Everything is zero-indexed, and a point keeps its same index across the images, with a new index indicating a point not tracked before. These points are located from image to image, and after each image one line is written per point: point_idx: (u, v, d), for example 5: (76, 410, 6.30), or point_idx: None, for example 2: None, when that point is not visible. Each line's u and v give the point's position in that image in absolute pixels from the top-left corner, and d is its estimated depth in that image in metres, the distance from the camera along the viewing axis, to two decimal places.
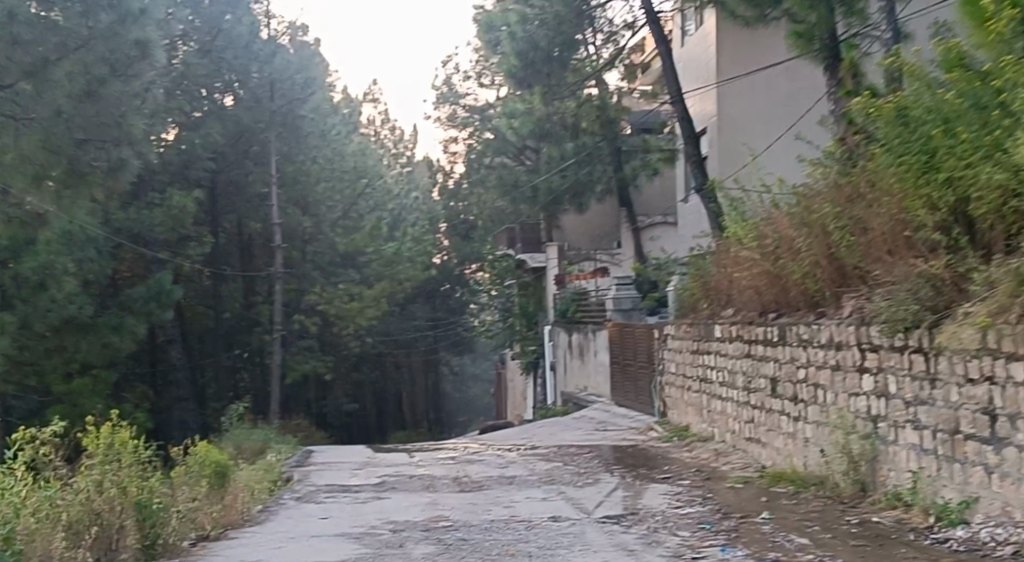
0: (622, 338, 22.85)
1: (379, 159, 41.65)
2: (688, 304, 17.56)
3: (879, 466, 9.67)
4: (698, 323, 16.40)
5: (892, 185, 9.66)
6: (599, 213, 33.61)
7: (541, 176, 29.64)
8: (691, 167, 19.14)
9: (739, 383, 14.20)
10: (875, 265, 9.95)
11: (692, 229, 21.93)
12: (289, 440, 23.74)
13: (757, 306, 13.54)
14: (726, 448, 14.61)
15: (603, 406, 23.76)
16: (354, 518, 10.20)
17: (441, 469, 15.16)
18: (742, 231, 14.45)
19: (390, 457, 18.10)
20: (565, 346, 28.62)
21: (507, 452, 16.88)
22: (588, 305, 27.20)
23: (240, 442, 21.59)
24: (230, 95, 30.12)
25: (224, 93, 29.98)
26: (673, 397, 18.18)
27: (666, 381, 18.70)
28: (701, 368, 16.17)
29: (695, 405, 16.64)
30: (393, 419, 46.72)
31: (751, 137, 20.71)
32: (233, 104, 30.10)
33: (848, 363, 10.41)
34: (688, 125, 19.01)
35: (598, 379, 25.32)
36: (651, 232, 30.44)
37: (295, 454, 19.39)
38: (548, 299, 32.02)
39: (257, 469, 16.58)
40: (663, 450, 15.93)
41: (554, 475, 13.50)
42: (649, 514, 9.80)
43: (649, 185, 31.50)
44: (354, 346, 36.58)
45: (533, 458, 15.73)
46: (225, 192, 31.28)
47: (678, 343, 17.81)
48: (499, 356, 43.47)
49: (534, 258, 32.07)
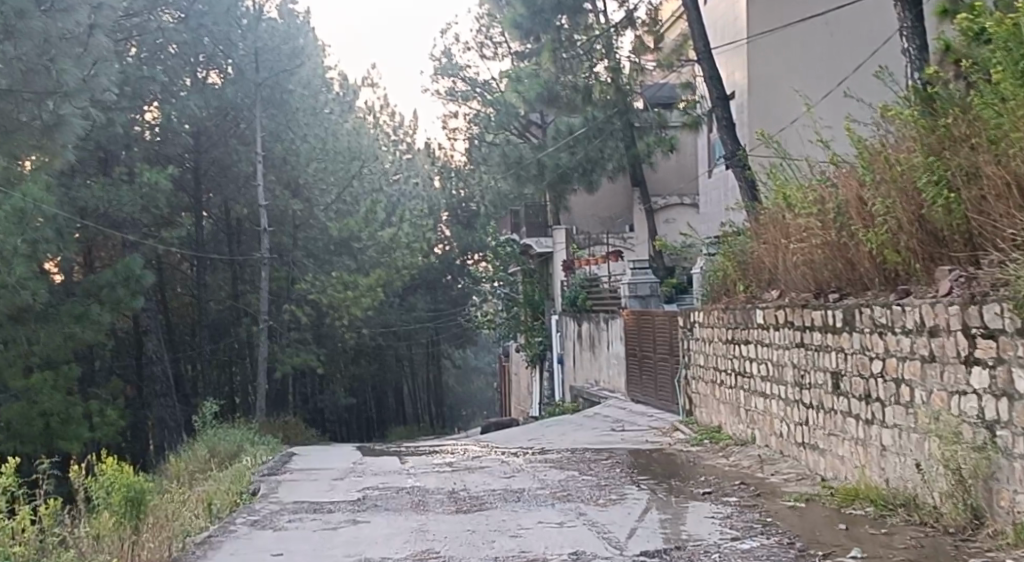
0: (639, 328, 20.62)
1: (376, 141, 39.27)
2: (720, 286, 15.34)
3: (999, 487, 7.48)
4: (733, 308, 14.21)
5: (1022, 120, 7.50)
6: (610, 192, 30.67)
7: (547, 153, 27.46)
8: (721, 134, 16.92)
9: (788, 377, 11.99)
10: (995, 225, 7.78)
11: (721, 204, 19.77)
12: (271, 441, 21.61)
13: (811, 287, 11.34)
14: (771, 455, 12.39)
15: (618, 402, 21.56)
16: (318, 555, 8.06)
17: (434, 478, 13.00)
18: (793, 199, 12.28)
19: (379, 463, 15.93)
20: (575, 337, 26.44)
21: (513, 458, 14.70)
22: (600, 293, 25.00)
23: (213, 445, 19.44)
24: (216, 71, 28.20)
25: (209, 69, 28.12)
26: (702, 393, 15.97)
27: (692, 376, 16.50)
28: (738, 361, 13.95)
29: (730, 402, 14.41)
30: (394, 414, 44.54)
31: (789, 98, 18.66)
32: (220, 81, 28.12)
33: (945, 353, 8.18)
34: (717, 86, 16.73)
35: (612, 373, 23.13)
36: (667, 214, 28.63)
37: (273, 460, 17.22)
38: (556, 286, 29.81)
39: (224, 480, 14.44)
40: (694, 455, 13.73)
41: (569, 488, 11.33)
42: (700, 551, 7.68)
43: (668, 162, 29.20)
44: (349, 338, 34.42)
45: (541, 465, 13.57)
46: (208, 172, 29.08)
47: (708, 332, 15.55)
48: (503, 349, 41.17)
49: (540, 242, 30.20)
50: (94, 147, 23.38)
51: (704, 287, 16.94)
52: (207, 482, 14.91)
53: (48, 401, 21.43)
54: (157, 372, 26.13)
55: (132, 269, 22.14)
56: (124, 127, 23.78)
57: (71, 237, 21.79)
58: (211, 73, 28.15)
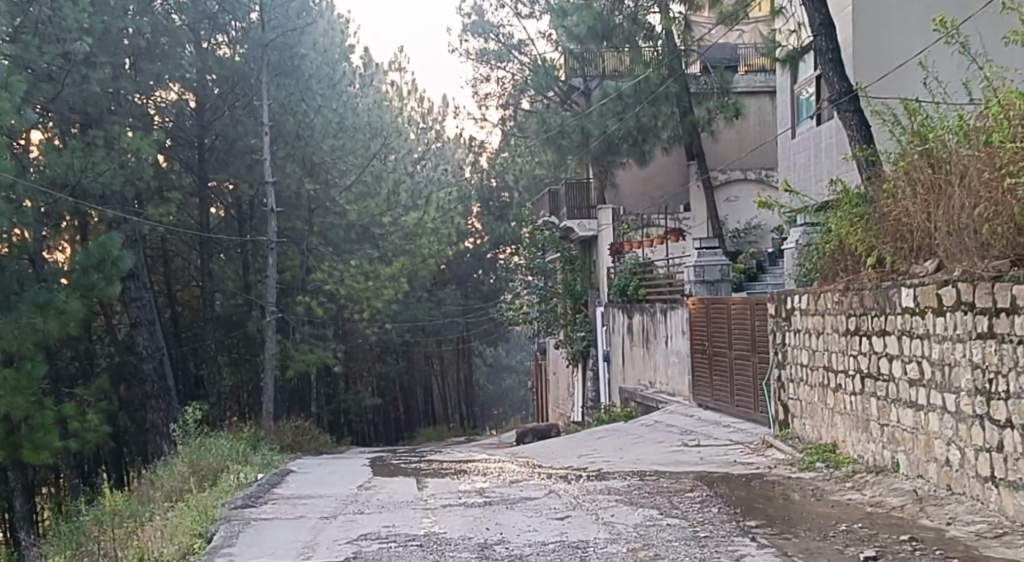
0: (710, 319, 17.02)
1: (400, 120, 35.62)
2: (828, 263, 11.78)
3: None
4: (857, 289, 10.70)
5: None
6: (661, 165, 26.58)
7: (592, 120, 23.88)
8: (823, 71, 13.32)
9: (959, 383, 8.52)
10: None
11: (822, 163, 16.26)
12: (268, 454, 18.18)
13: (1007, 252, 7.99)
14: (931, 492, 8.90)
15: (682, 408, 18.02)
16: None
17: (461, 519, 9.66)
18: (979, 136, 8.85)
19: (391, 490, 12.46)
20: (625, 332, 22.97)
21: (563, 486, 11.22)
22: (655, 279, 21.51)
23: (192, 460, 15.99)
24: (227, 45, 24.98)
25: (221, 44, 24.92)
26: (804, 401, 12.40)
27: (791, 378, 12.93)
28: (867, 358, 10.46)
29: (852, 415, 10.88)
30: (420, 415, 41.17)
31: (906, 35, 15.93)
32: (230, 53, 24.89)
33: None
34: (821, 8, 13.17)
35: (672, 373, 19.65)
36: (727, 192, 25.44)
37: (259, 482, 13.77)
38: (601, 273, 26.23)
39: (185, 514, 11.17)
40: (813, 484, 10.23)
41: (654, 543, 7.95)
42: None
43: (729, 130, 25.66)
44: (370, 334, 31.06)
45: (602, 498, 10.14)
46: (212, 147, 25.74)
47: (814, 321, 12.01)
48: (540, 347, 37.53)
49: (583, 225, 26.28)
50: (70, 105, 19.99)
51: (808, 267, 13.26)
52: (162, 520, 11.57)
53: (9, 406, 18.02)
54: (149, 370, 22.92)
55: (109, 250, 18.59)
56: (107, 83, 20.34)
57: (34, 211, 18.52)
58: (221, 42, 24.92)
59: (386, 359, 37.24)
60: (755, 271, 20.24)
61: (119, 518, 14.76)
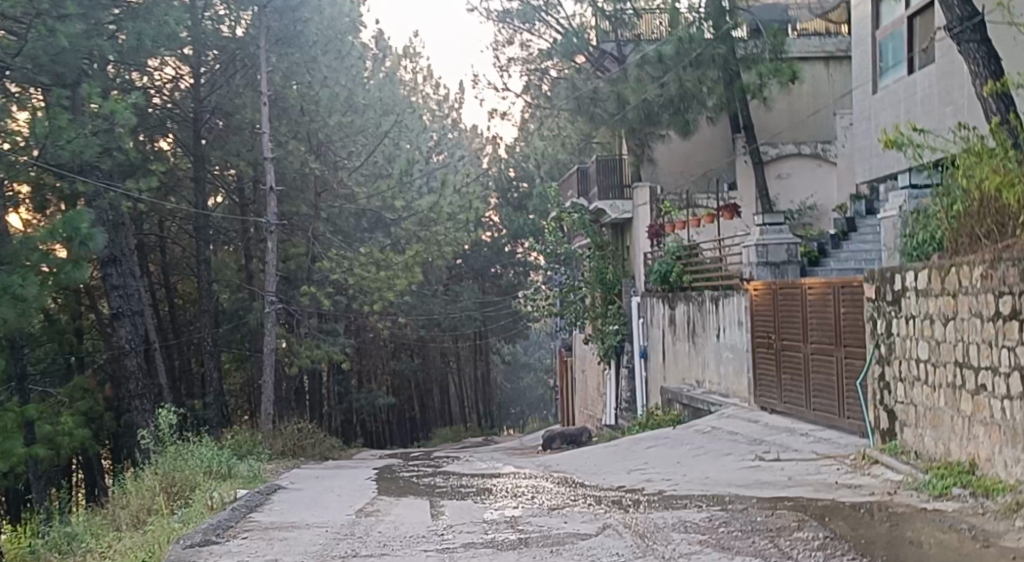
0: (779, 306, 14.38)
1: (416, 100, 32.91)
2: (960, 230, 9.21)
3: None
4: (1012, 260, 8.13)
5: None
6: (705, 138, 23.94)
7: (628, 86, 21.24)
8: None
9: None
10: None
11: (920, 113, 13.54)
12: (256, 463, 15.54)
13: None
14: None
15: (740, 411, 15.42)
16: None
17: None
18: None
19: (397, 518, 9.87)
20: (666, 324, 20.39)
21: (621, 517, 8.70)
22: (704, 264, 18.89)
23: (161, 473, 13.42)
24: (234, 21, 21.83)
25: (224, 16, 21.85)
26: (920, 406, 9.82)
27: (897, 378, 10.34)
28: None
29: (1000, 426, 8.35)
30: (436, 414, 38.59)
31: None
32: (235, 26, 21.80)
33: None
34: None
35: (726, 371, 17.04)
36: (779, 168, 22.74)
37: (235, 505, 11.18)
38: (637, 258, 23.55)
39: (128, 555, 8.66)
40: (962, 520, 7.74)
41: None
42: None
43: (779, 99, 22.98)
44: (382, 328, 28.45)
45: (680, 540, 7.62)
46: None
47: (934, 303, 9.46)
48: (565, 345, 34.76)
49: (616, 206, 23.54)
50: (39, 65, 17.45)
51: (927, 238, 10.48)
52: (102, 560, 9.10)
53: None
54: (133, 367, 20.20)
55: (77, 226, 15.43)
56: (88, 41, 17.81)
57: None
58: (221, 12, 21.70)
59: (399, 356, 34.70)
60: (820, 262, 17.74)
61: (72, 546, 12.30)
